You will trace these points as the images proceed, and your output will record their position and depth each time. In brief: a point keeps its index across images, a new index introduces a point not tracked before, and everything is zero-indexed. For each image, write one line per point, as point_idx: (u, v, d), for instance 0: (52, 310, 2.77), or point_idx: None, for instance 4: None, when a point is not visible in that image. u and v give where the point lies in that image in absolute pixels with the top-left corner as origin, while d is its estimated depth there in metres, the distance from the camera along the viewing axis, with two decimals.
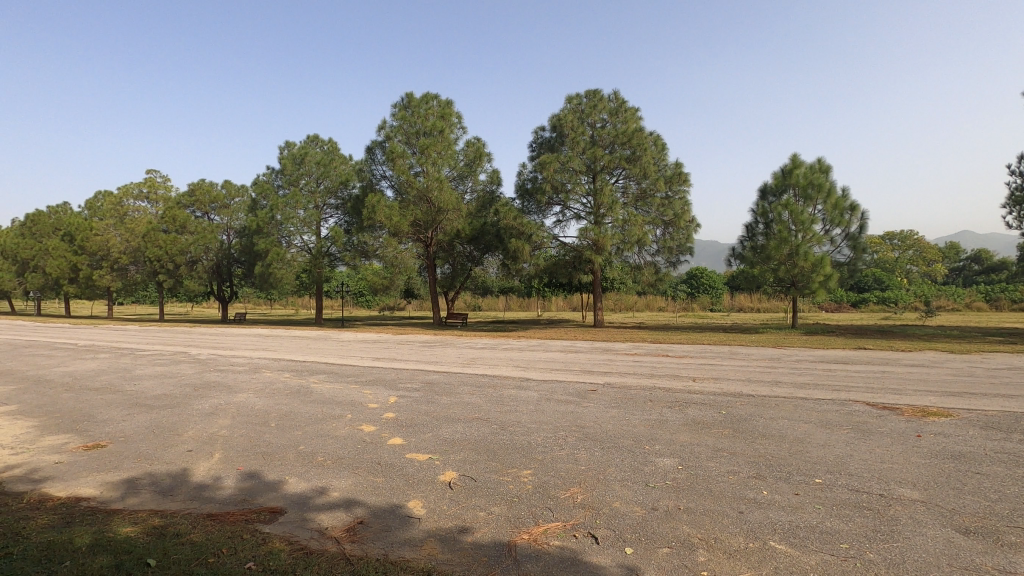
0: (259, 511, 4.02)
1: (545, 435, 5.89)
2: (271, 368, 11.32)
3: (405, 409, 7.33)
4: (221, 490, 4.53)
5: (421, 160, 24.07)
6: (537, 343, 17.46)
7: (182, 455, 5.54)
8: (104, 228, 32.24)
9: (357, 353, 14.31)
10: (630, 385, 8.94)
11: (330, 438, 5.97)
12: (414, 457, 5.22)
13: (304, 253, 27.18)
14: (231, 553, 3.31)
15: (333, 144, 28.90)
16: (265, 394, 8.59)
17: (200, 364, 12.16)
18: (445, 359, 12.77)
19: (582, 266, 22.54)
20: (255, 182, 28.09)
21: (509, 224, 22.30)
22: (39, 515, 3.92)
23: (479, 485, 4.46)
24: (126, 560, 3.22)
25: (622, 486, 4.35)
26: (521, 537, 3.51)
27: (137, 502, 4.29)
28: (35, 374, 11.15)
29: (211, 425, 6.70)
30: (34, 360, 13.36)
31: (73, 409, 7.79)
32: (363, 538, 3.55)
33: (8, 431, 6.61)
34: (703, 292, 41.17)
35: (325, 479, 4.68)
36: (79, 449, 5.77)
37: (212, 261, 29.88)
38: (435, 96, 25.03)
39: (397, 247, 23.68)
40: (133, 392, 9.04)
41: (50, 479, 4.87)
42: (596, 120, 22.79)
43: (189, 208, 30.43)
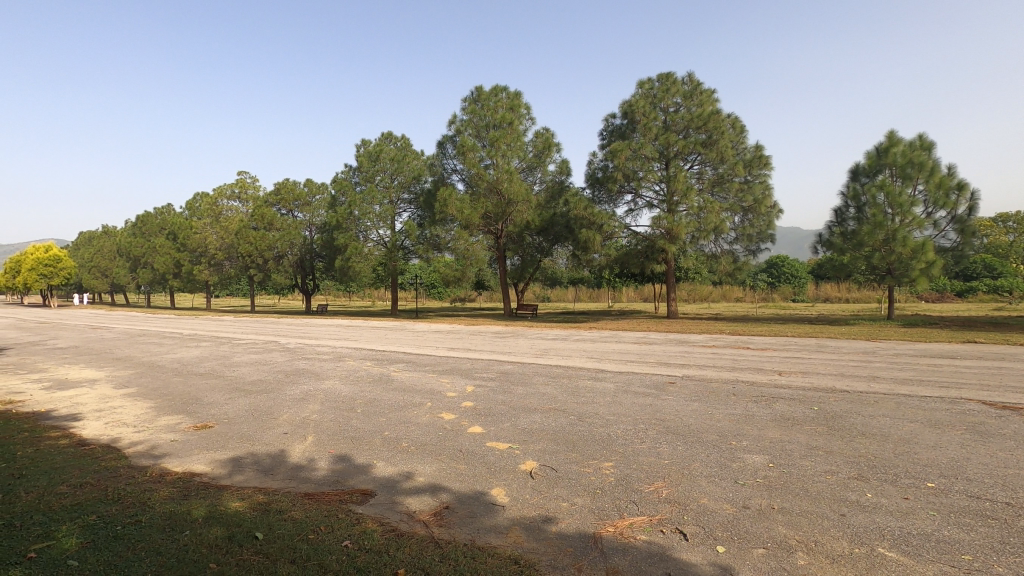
0: (351, 493, 4.22)
1: (624, 427, 5.81)
2: (353, 357, 11.88)
3: (482, 398, 7.45)
4: (316, 471, 4.79)
5: (490, 153, 24.26)
6: (610, 334, 17.23)
7: (279, 437, 5.92)
8: (202, 227, 34.69)
9: (433, 343, 14.73)
10: (710, 377, 8.61)
11: (413, 425, 6.16)
12: (494, 446, 5.30)
13: (379, 247, 28.11)
14: (328, 531, 3.49)
15: (405, 140, 29.72)
16: (350, 381, 9.03)
17: (289, 353, 12.95)
18: (518, 350, 12.84)
19: (655, 255, 21.98)
20: (335, 180, 29.33)
21: (579, 215, 22.07)
22: (161, 488, 4.33)
23: (561, 475, 4.45)
24: (237, 532, 3.48)
25: (709, 482, 4.20)
26: (606, 529, 3.47)
27: (243, 479, 4.63)
28: (150, 360, 12.30)
29: (303, 409, 7.11)
30: (148, 347, 14.74)
31: (183, 393, 8.53)
32: (450, 522, 3.64)
33: (131, 411, 7.35)
34: (785, 282, 39.07)
35: (410, 464, 4.84)
36: (190, 429, 6.31)
37: (297, 256, 31.74)
38: (504, 87, 25.12)
39: (469, 240, 24.08)
40: (232, 377, 9.77)
41: (167, 455, 5.34)
42: (668, 105, 22.08)
43: (276, 207, 32.25)
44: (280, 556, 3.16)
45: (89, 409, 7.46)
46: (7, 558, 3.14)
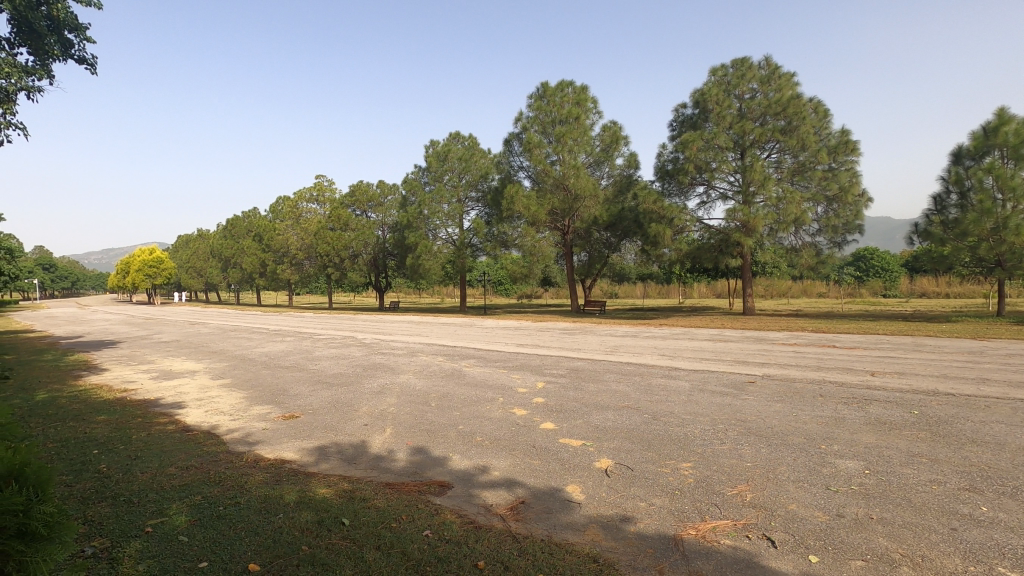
0: (429, 484, 4.33)
1: (702, 427, 5.61)
2: (426, 352, 12.21)
3: (553, 394, 7.44)
4: (395, 462, 4.95)
5: (557, 148, 24.09)
6: (682, 331, 16.73)
7: (360, 428, 6.18)
8: (285, 229, 36.78)
9: (502, 339, 14.86)
10: (794, 377, 8.16)
11: (486, 420, 6.25)
12: (568, 443, 5.27)
13: (448, 245, 28.75)
14: (409, 521, 3.60)
15: (472, 139, 30.18)
16: (424, 376, 9.30)
17: (366, 347, 13.50)
18: (588, 347, 12.72)
19: (729, 250, 21.10)
20: (405, 181, 30.26)
21: (648, 209, 21.54)
22: (257, 472, 4.64)
23: (637, 474, 4.37)
24: (325, 517, 3.66)
25: (798, 487, 3.98)
26: (687, 532, 3.36)
27: (328, 467, 4.88)
28: (241, 353, 13.20)
29: (381, 402, 7.39)
30: (240, 341, 15.84)
31: (272, 384, 9.11)
32: (527, 517, 3.65)
33: (227, 400, 7.93)
34: (874, 276, 36.29)
35: (485, 458, 4.91)
36: (279, 419, 6.72)
37: (371, 255, 33.04)
38: (570, 82, 24.90)
39: (535, 236, 24.09)
40: (315, 370, 10.31)
41: (260, 443, 5.71)
42: (743, 92, 21.12)
43: (351, 208, 33.67)
44: (366, 542, 3.30)
45: (191, 398, 8.12)
46: (129, 531, 3.47)
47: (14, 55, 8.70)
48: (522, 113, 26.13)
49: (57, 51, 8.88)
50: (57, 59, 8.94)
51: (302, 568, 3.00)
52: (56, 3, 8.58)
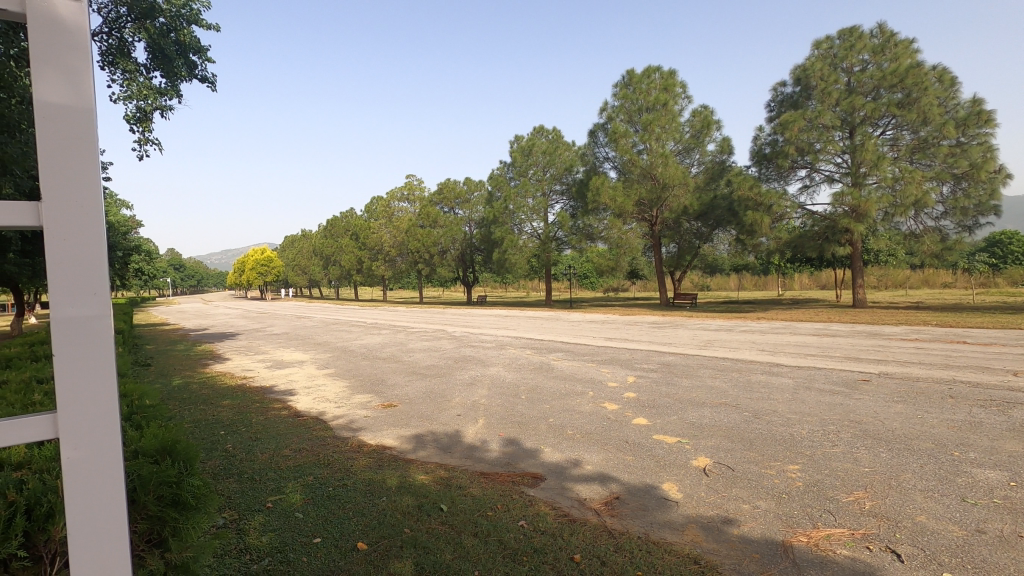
0: (523, 475, 4.38)
1: (809, 427, 5.23)
2: (514, 345, 12.36)
3: (644, 389, 7.26)
4: (489, 452, 5.06)
5: (644, 137, 23.42)
6: (782, 325, 15.69)
7: (454, 418, 6.38)
8: (379, 227, 38.65)
9: (589, 333, 14.74)
10: (917, 377, 7.37)
11: (577, 413, 6.21)
12: (662, 439, 5.11)
13: (533, 239, 28.90)
14: (504, 510, 3.66)
15: (557, 132, 30.07)
16: (513, 368, 9.42)
17: (457, 340, 13.90)
18: (680, 341, 12.27)
19: (836, 237, 19.45)
20: (491, 177, 30.76)
21: (744, 195, 20.38)
22: (361, 457, 4.94)
23: (739, 475, 4.16)
24: (425, 502, 3.81)
25: (927, 497, 3.59)
26: (797, 538, 3.16)
27: (425, 454, 5.08)
28: (342, 345, 14.07)
29: (473, 393, 7.58)
30: (342, 334, 16.90)
31: (371, 374, 9.64)
32: (622, 513, 3.59)
33: (332, 389, 8.49)
34: (1013, 263, 31.92)
35: (577, 452, 4.88)
36: (379, 407, 7.10)
37: (458, 251, 33.99)
38: (658, 68, 24.04)
39: (622, 228, 23.62)
40: (410, 362, 10.78)
41: (363, 429, 6.04)
42: (852, 65, 19.40)
43: (439, 206, 34.76)
44: (464, 528, 3.39)
45: (301, 386, 8.78)
46: (254, 505, 3.81)
47: (150, 79, 9.76)
48: (607, 102, 25.67)
49: (184, 72, 9.89)
50: (184, 79, 9.95)
51: (406, 549, 3.14)
52: (182, 29, 9.53)
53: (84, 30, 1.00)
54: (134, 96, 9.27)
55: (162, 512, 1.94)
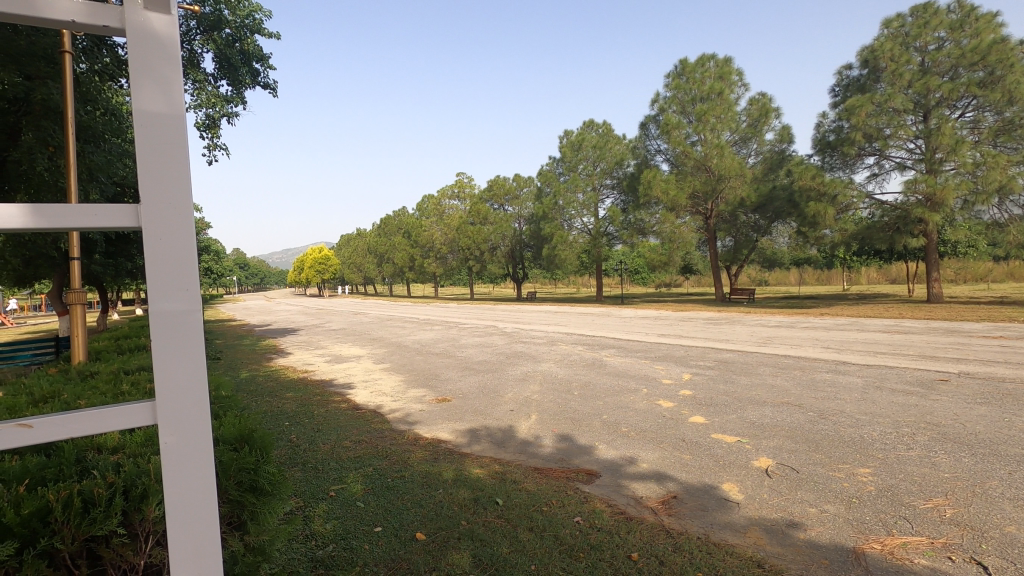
0: (577, 471, 4.37)
1: (881, 429, 4.96)
2: (566, 341, 12.31)
3: (701, 387, 7.08)
4: (543, 448, 5.06)
5: (698, 128, 22.75)
6: (847, 321, 14.92)
7: (507, 413, 6.42)
8: (430, 225, 39.28)
9: (642, 329, 14.48)
10: (1002, 376, 6.84)
11: (631, 410, 6.12)
12: (721, 438, 4.97)
13: (584, 234, 28.66)
14: (559, 506, 3.65)
15: (607, 126, 29.65)
16: (565, 364, 9.38)
17: (508, 336, 13.98)
18: (737, 338, 11.89)
19: (908, 228, 18.33)
20: (541, 173, 30.70)
21: (806, 185, 19.46)
22: (417, 450, 5.05)
23: (805, 476, 3.99)
24: (480, 496, 3.87)
25: (1017, 508, 3.32)
26: (870, 545, 3.00)
27: (480, 448, 5.14)
28: (397, 340, 14.44)
29: (526, 389, 7.61)
30: (396, 330, 17.33)
31: (425, 369, 9.85)
32: (680, 513, 3.52)
33: (388, 383, 8.73)
34: None
35: (632, 449, 4.82)
36: (434, 401, 7.24)
37: (508, 247, 34.17)
38: (712, 56, 23.30)
39: (675, 222, 23.02)
40: (462, 357, 10.93)
41: (419, 423, 6.18)
42: (926, 44, 18.17)
43: (489, 202, 35.01)
44: (520, 523, 3.41)
45: (359, 380, 9.07)
46: (317, 493, 3.97)
47: (217, 87, 10.29)
48: (659, 93, 25.13)
49: (248, 80, 10.42)
50: (248, 86, 10.48)
51: (463, 541, 3.19)
52: (246, 39, 10.00)
53: (174, 41, 1.07)
54: (203, 105, 9.77)
55: (241, 496, 2.06)
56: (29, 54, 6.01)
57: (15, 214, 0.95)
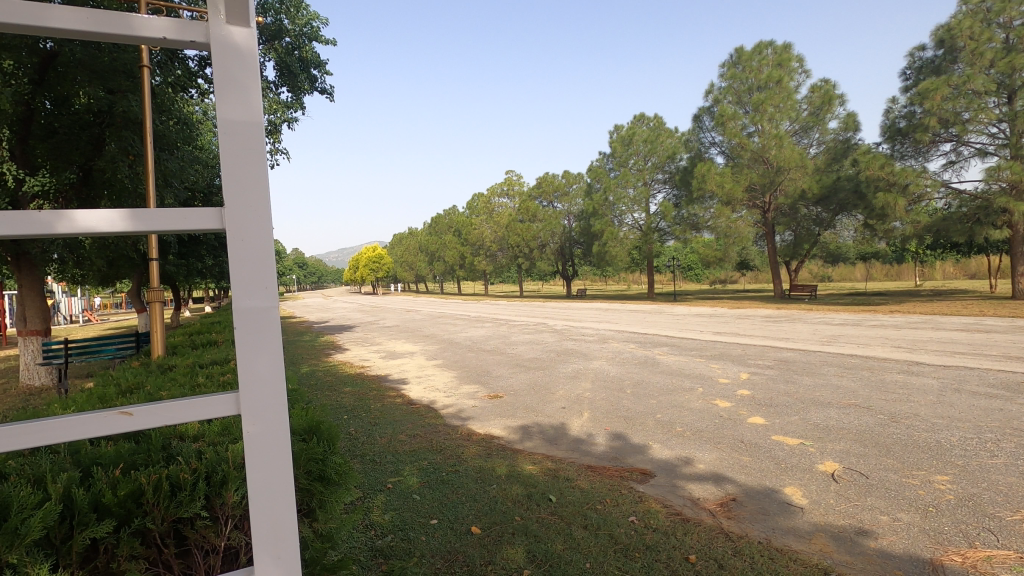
0: (631, 470, 4.31)
1: (960, 434, 4.64)
2: (617, 339, 12.17)
3: (759, 387, 6.84)
4: (595, 446, 5.03)
5: (755, 118, 21.92)
6: (921, 319, 14.02)
7: (559, 410, 6.41)
8: (479, 223, 39.64)
9: (695, 327, 14.12)
10: None
11: (686, 410, 5.99)
12: (783, 440, 4.79)
13: (635, 231, 28.20)
14: (613, 505, 3.63)
15: (659, 119, 29.05)
16: (617, 362, 9.27)
17: (558, 333, 13.95)
18: (798, 336, 11.39)
19: (990, 218, 17.02)
20: (590, 169, 30.39)
21: (874, 175, 18.41)
22: (471, 445, 5.12)
23: (875, 482, 3.80)
24: (534, 492, 3.88)
25: None
26: (949, 557, 2.82)
27: (533, 445, 5.16)
28: (449, 337, 14.68)
29: (577, 386, 7.58)
30: (448, 326, 17.60)
31: (477, 365, 9.97)
32: (740, 516, 3.42)
33: (441, 379, 8.89)
34: None
35: (688, 450, 4.71)
36: (486, 398, 7.31)
37: (558, 245, 34.06)
38: (770, 43, 22.37)
39: (730, 216, 22.30)
40: (513, 354, 10.99)
41: (471, 418, 6.27)
42: (1011, 19, 16.84)
43: (538, 200, 34.96)
44: (573, 520, 3.40)
45: (413, 376, 9.28)
46: (376, 485, 4.10)
47: (278, 94, 10.73)
48: (713, 83, 24.39)
49: (306, 86, 10.82)
50: (306, 92, 10.89)
51: (517, 537, 3.21)
52: (304, 46, 10.36)
53: (253, 51, 1.13)
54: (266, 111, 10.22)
55: (310, 485, 2.16)
56: (112, 70, 6.57)
57: (115, 220, 1.02)
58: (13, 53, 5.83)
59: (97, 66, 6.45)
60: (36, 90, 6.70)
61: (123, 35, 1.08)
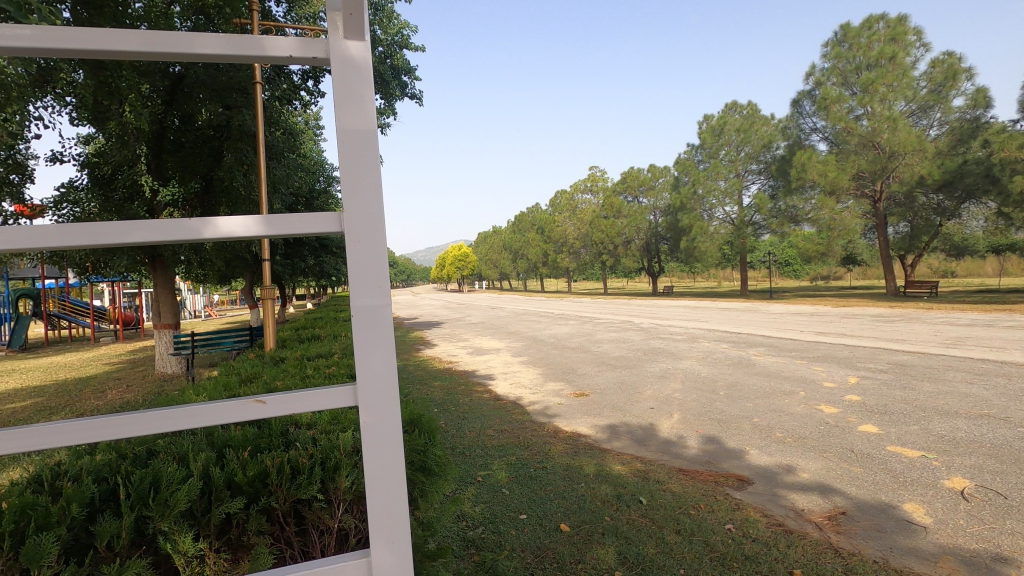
0: (727, 476, 4.12)
1: None
2: (707, 338, 11.69)
3: (871, 392, 6.28)
4: (687, 449, 4.85)
5: (863, 100, 20.16)
6: None
7: (647, 410, 6.26)
8: (563, 220, 39.54)
9: (795, 326, 13.20)
10: None
11: (787, 415, 5.62)
12: (900, 452, 4.37)
13: (726, 225, 26.86)
14: (708, 511, 3.49)
15: (753, 106, 27.50)
16: (709, 362, 8.88)
17: (645, 331, 13.59)
18: (917, 338, 10.31)
19: None
20: (678, 161, 29.37)
21: (1009, 157, 16.29)
22: (558, 442, 5.13)
23: (1016, 504, 3.36)
24: (624, 493, 3.82)
25: None
26: None
27: (621, 445, 5.07)
28: (533, 334, 14.77)
29: (666, 387, 7.35)
30: (532, 324, 17.70)
31: (562, 363, 9.95)
32: (852, 531, 3.16)
33: (526, 376, 8.97)
34: None
35: (789, 457, 4.43)
36: (572, 396, 7.28)
37: (643, 241, 33.18)
38: (882, 16, 20.40)
39: (835, 207, 20.66)
40: (598, 352, 10.84)
41: (557, 416, 6.27)
42: None
43: (623, 195, 34.27)
44: (666, 524, 3.31)
45: (499, 372, 9.44)
46: (467, 477, 4.22)
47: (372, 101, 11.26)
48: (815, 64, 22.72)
49: (397, 92, 11.26)
50: (398, 98, 11.34)
51: (607, 536, 3.18)
52: (396, 54, 10.86)
53: (366, 62, 1.19)
54: None
55: (413, 475, 2.27)
56: (229, 88, 7.21)
57: (251, 225, 1.11)
58: (150, 77, 6.59)
59: (216, 85, 7.09)
60: (167, 110, 7.56)
61: (255, 56, 1.18)
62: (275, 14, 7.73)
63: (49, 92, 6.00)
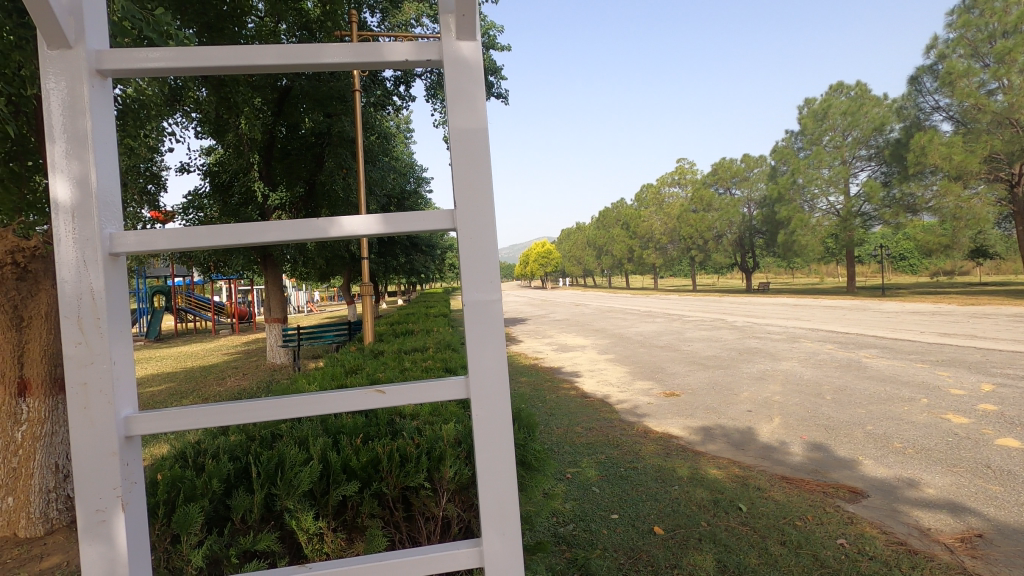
0: (837, 487, 3.82)
1: None
2: (810, 338, 10.91)
3: (1011, 402, 5.55)
4: (790, 455, 4.55)
5: (997, 72, 17.89)
6: None
7: (744, 413, 5.94)
8: (649, 215, 38.46)
9: (914, 326, 11.97)
10: None
11: (906, 423, 5.11)
12: None
13: (830, 216, 24.87)
14: (817, 523, 3.25)
15: (862, 86, 25.31)
16: (813, 364, 8.27)
17: (739, 330, 12.90)
18: None
19: None
20: (776, 150, 27.72)
21: None
22: (648, 443, 5.00)
23: None
24: (721, 498, 3.65)
25: None
26: None
27: (716, 449, 4.85)
28: (619, 332, 14.51)
29: (765, 389, 6.94)
30: (618, 321, 17.39)
31: (650, 362, 9.68)
32: (991, 557, 2.82)
33: (613, 374, 8.82)
34: None
35: (911, 470, 4.02)
36: (661, 395, 7.07)
37: (736, 235, 31.49)
38: None
39: (962, 193, 18.55)
40: (688, 351, 10.46)
41: (647, 415, 6.12)
42: None
43: (714, 187, 32.80)
44: (769, 534, 3.13)
45: (585, 369, 9.36)
46: (556, 472, 4.24)
47: None
48: (937, 36, 20.47)
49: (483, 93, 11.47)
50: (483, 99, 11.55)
51: (705, 543, 3.06)
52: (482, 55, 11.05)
53: (476, 62, 1.21)
54: None
55: None
56: (329, 97, 7.69)
57: (370, 224, 1.17)
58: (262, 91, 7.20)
59: (319, 95, 7.60)
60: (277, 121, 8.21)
61: (374, 62, 1.23)
62: (370, 24, 8.12)
63: (180, 111, 6.71)
